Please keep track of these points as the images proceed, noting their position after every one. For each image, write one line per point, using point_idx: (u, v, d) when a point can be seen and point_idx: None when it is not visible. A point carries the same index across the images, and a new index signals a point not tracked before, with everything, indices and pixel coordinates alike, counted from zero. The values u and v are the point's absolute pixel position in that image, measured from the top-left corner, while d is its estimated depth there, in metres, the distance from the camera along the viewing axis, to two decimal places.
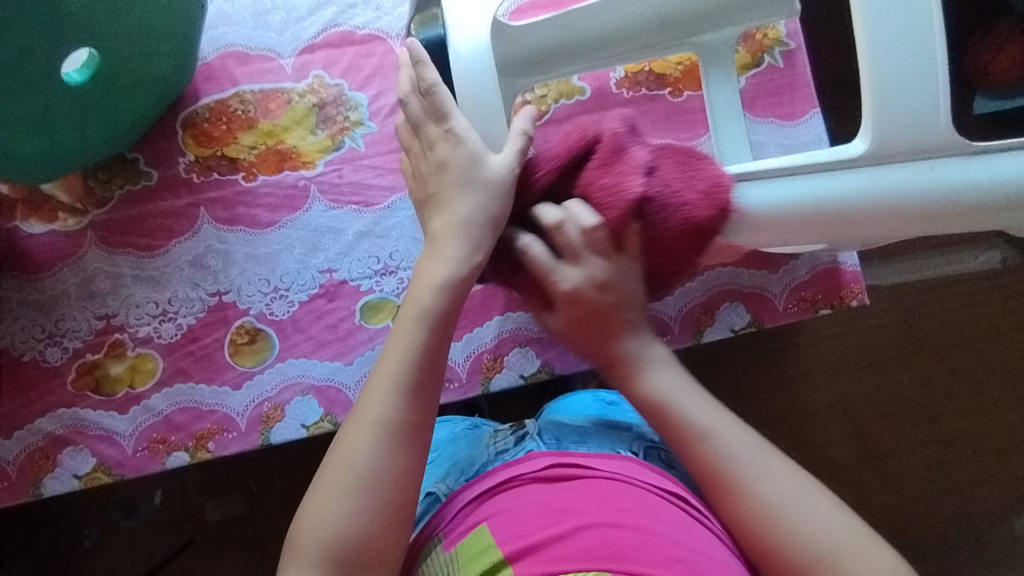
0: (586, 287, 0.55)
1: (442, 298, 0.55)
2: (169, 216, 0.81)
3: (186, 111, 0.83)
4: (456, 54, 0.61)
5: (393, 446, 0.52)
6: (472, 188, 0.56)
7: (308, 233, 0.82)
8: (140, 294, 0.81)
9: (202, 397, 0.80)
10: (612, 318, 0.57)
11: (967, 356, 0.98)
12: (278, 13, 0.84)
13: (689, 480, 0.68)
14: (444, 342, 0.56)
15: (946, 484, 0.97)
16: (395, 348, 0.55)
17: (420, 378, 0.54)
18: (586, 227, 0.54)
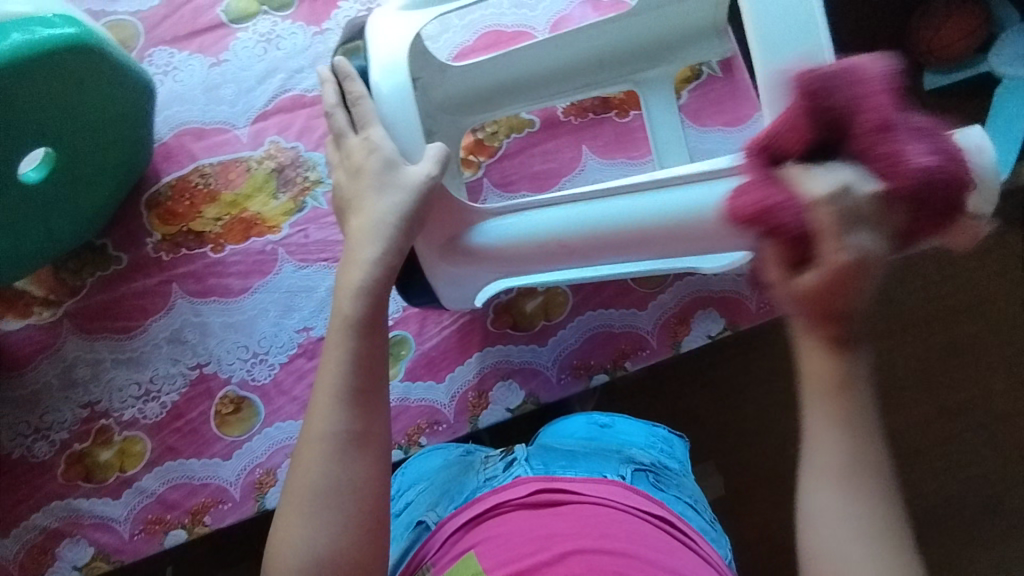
0: (862, 264, 0.34)
1: (367, 304, 0.54)
2: (143, 296, 0.82)
3: (149, 192, 0.84)
4: (375, 81, 0.57)
5: (345, 458, 0.51)
6: (393, 195, 0.55)
7: (281, 295, 0.82)
8: (122, 377, 0.81)
9: (193, 472, 0.80)
10: (847, 301, 0.35)
11: (971, 321, 0.92)
12: (228, 86, 0.85)
13: (677, 502, 0.68)
14: (377, 342, 0.54)
15: (961, 461, 0.93)
16: (330, 360, 0.53)
17: (358, 385, 0.52)
18: (843, 194, 0.35)
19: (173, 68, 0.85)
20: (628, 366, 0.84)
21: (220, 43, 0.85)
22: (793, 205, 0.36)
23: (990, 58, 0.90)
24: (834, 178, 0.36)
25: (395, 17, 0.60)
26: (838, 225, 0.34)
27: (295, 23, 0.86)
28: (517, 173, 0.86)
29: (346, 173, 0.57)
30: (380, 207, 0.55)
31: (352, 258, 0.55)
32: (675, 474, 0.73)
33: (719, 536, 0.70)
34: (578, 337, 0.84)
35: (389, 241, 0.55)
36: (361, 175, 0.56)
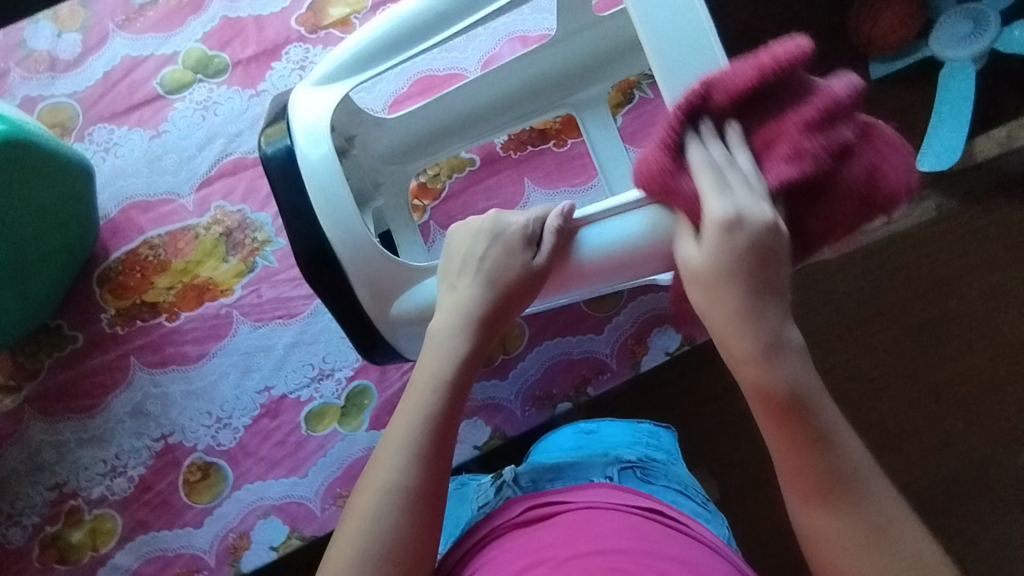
0: (733, 220, 0.45)
1: (460, 371, 0.53)
2: (102, 372, 0.82)
3: (100, 268, 0.85)
4: (303, 155, 0.57)
5: (405, 514, 0.49)
6: (483, 286, 0.54)
7: (240, 357, 0.83)
8: (87, 456, 0.81)
9: (166, 543, 0.79)
10: (767, 277, 0.44)
11: (934, 303, 0.96)
12: (170, 156, 0.86)
13: (667, 492, 0.66)
14: (460, 411, 0.53)
15: (945, 435, 0.95)
16: (406, 414, 0.52)
17: (435, 446, 0.51)
18: (724, 163, 0.47)
19: (114, 144, 0.86)
20: (590, 391, 0.85)
21: (158, 115, 0.87)
22: (689, 180, 0.48)
23: (932, 44, 0.92)
24: (744, 171, 0.47)
25: (318, 94, 0.61)
26: (713, 184, 0.46)
27: (231, 87, 0.87)
28: (461, 213, 0.87)
29: (451, 268, 0.56)
30: (499, 247, 0.55)
31: (440, 334, 0.54)
32: (662, 464, 0.72)
33: (714, 515, 0.68)
34: (538, 367, 0.85)
35: (476, 330, 0.54)
36: (466, 270, 0.56)
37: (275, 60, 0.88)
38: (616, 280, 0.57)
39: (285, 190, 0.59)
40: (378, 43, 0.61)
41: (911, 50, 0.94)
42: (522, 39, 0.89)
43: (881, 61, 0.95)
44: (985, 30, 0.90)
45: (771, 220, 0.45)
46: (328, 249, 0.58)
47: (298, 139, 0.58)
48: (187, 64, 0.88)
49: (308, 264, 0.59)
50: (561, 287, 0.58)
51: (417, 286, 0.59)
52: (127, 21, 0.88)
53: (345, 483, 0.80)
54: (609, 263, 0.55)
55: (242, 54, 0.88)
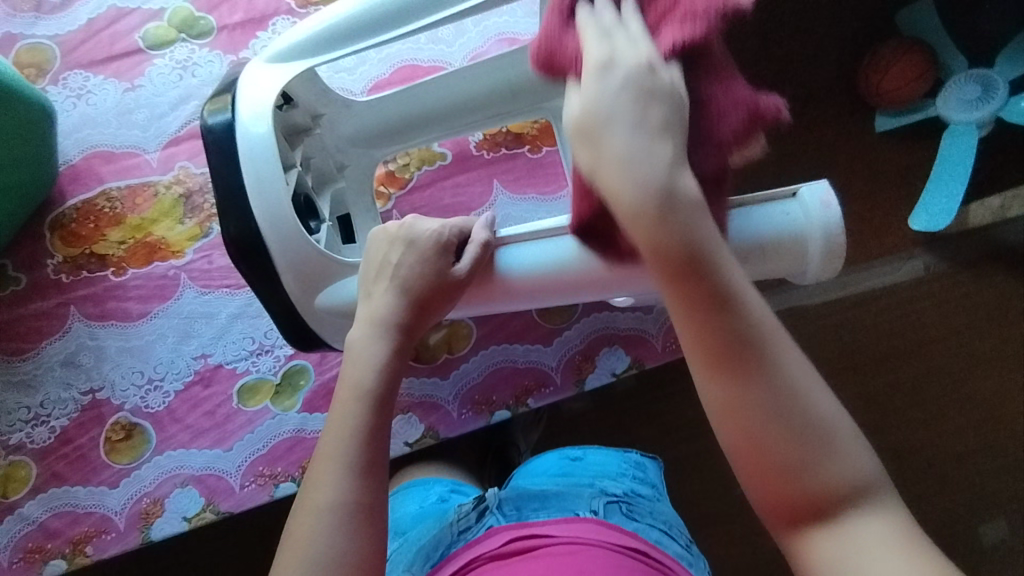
0: (582, 115, 0.44)
1: (385, 374, 0.52)
2: (40, 317, 0.81)
3: (54, 213, 0.84)
4: (243, 133, 0.56)
5: (345, 529, 0.47)
6: (397, 292, 0.54)
7: (180, 321, 0.82)
8: (12, 400, 0.80)
9: (78, 500, 0.78)
10: (677, 238, 0.41)
11: (899, 364, 0.94)
12: (141, 111, 0.85)
13: (652, 531, 0.64)
14: (390, 416, 0.52)
15: (925, 497, 0.92)
16: (336, 429, 0.50)
17: (371, 457, 0.49)
18: (603, 69, 0.45)
19: (87, 91, 0.86)
20: (530, 403, 0.83)
21: (136, 68, 0.86)
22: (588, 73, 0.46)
23: (939, 104, 0.92)
24: (631, 30, 0.47)
25: (269, 71, 0.60)
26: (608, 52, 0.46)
27: (213, 51, 0.87)
28: (426, 205, 0.86)
29: (368, 274, 0.55)
30: (414, 255, 0.55)
31: (360, 343, 0.53)
32: (646, 501, 0.69)
33: (696, 559, 0.65)
34: (480, 371, 0.83)
35: (395, 334, 0.53)
36: (382, 277, 0.55)
37: (260, 30, 0.87)
38: (542, 300, 0.58)
39: (218, 167, 0.57)
40: (338, 27, 0.60)
41: (918, 107, 0.93)
42: (511, 41, 0.88)
43: (888, 114, 0.95)
44: (990, 99, 0.90)
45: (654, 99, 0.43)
46: (257, 235, 0.57)
47: (241, 115, 0.57)
48: (172, 22, 0.87)
49: (237, 255, 0.58)
50: (480, 301, 0.58)
51: (345, 280, 0.59)
52: None
53: (267, 462, 0.78)
54: (531, 284, 0.56)
55: (229, 20, 0.87)
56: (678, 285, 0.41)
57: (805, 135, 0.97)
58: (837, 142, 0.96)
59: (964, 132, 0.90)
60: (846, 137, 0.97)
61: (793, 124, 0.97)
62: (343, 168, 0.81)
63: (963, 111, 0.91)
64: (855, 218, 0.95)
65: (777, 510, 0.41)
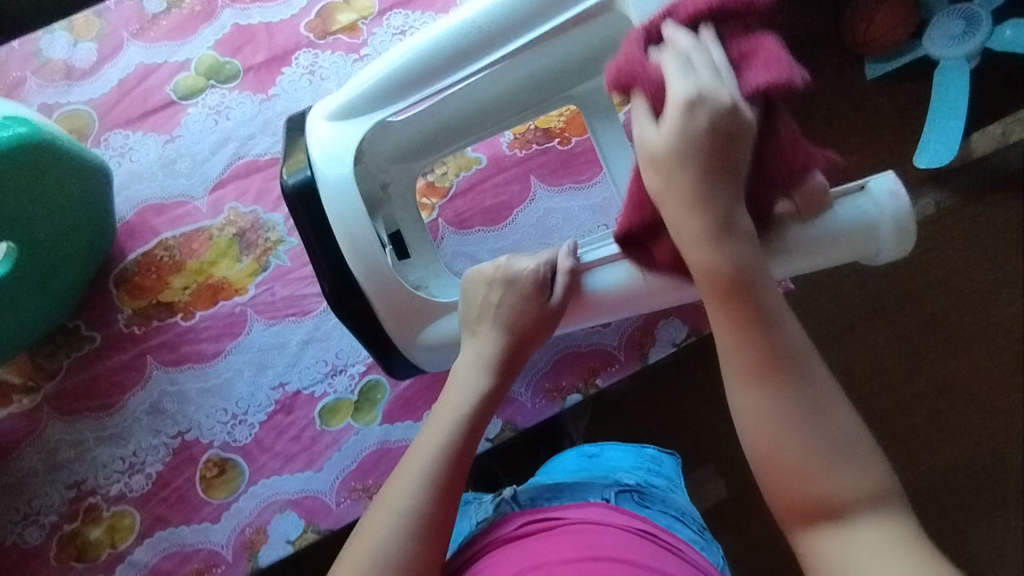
0: (693, 99, 0.46)
1: (480, 404, 0.58)
2: (120, 371, 0.84)
3: (117, 270, 0.87)
4: (325, 189, 0.62)
5: (413, 537, 0.51)
6: (499, 329, 0.59)
7: (254, 354, 0.84)
8: (106, 454, 0.83)
9: (184, 539, 0.80)
10: (729, 154, 0.46)
11: (931, 301, 0.97)
12: (184, 160, 0.88)
13: (665, 517, 0.64)
14: (475, 441, 0.57)
15: (962, 427, 0.96)
16: (424, 445, 0.56)
17: (448, 475, 0.54)
18: (685, 54, 0.49)
19: (129, 149, 0.89)
20: (599, 382, 0.86)
21: (172, 120, 0.89)
22: (656, 68, 0.49)
23: (926, 42, 0.93)
24: (710, 60, 0.49)
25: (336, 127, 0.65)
26: (678, 70, 0.48)
27: (243, 92, 0.89)
28: (469, 210, 0.89)
29: (471, 313, 0.61)
30: (514, 294, 0.60)
31: (465, 371, 0.59)
32: (661, 491, 0.68)
33: (710, 544, 0.64)
34: (548, 360, 0.86)
35: (496, 370, 0.59)
36: (485, 317, 0.60)
37: (285, 65, 0.90)
38: (631, 310, 0.61)
39: (305, 220, 0.63)
40: (390, 72, 0.64)
41: (906, 49, 0.96)
42: None
43: (878, 61, 0.97)
44: (976, 30, 0.91)
45: (731, 102, 0.46)
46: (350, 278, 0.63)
47: (320, 174, 0.62)
48: (200, 70, 0.90)
49: (329, 280, 0.63)
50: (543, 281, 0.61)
51: (444, 320, 0.65)
52: (141, 30, 0.91)
53: (359, 476, 0.81)
54: (621, 297, 0.59)
55: (253, 60, 0.90)
56: (710, 271, 0.45)
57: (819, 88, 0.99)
58: (849, 92, 0.99)
59: (953, 68, 0.92)
60: (854, 88, 0.99)
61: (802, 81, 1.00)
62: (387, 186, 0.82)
63: (950, 45, 0.92)
64: (876, 161, 0.98)
65: (795, 518, 0.44)
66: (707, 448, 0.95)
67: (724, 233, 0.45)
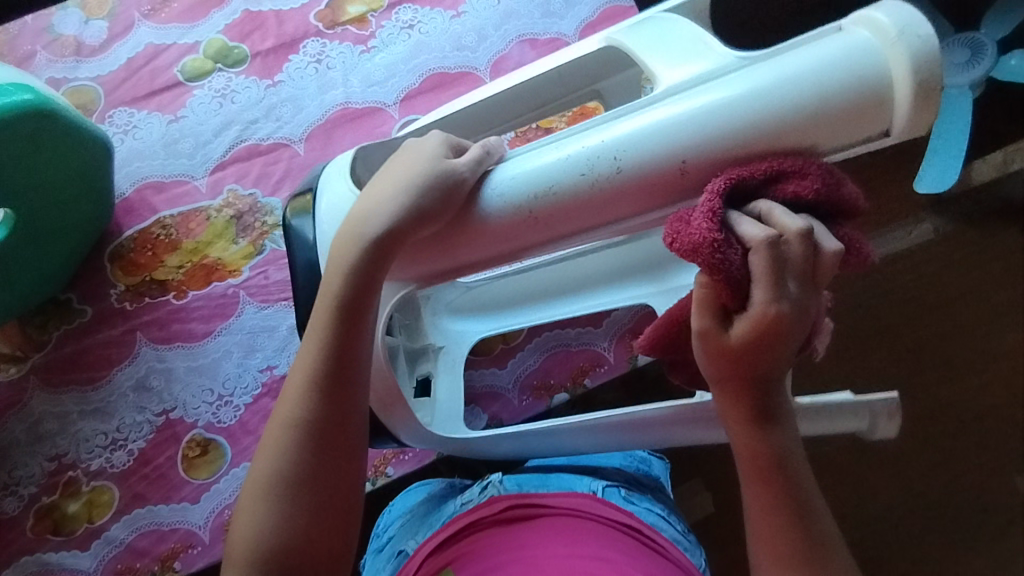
0: (778, 315, 0.39)
1: (348, 283, 0.50)
2: (109, 345, 0.84)
3: (114, 245, 0.87)
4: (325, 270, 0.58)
5: (296, 444, 0.50)
6: (385, 202, 0.50)
7: (243, 336, 0.84)
8: (89, 428, 0.82)
9: (162, 517, 0.80)
10: (782, 351, 0.41)
11: (923, 324, 0.97)
12: (186, 141, 0.89)
13: (648, 514, 0.62)
14: (356, 328, 0.51)
15: (950, 451, 0.95)
16: (307, 351, 0.51)
17: (318, 397, 0.50)
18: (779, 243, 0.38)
19: (133, 126, 0.89)
20: (587, 382, 0.85)
21: (177, 100, 0.90)
22: (739, 255, 0.39)
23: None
24: (801, 248, 0.39)
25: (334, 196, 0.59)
26: (767, 274, 0.38)
27: (249, 77, 0.90)
28: None
29: (373, 182, 0.52)
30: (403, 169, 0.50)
31: (339, 252, 0.51)
32: (649, 488, 0.68)
33: (693, 547, 0.62)
34: (538, 357, 0.86)
35: (375, 247, 0.50)
36: (370, 192, 0.52)
37: (293, 53, 0.91)
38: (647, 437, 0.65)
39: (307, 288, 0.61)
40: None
41: None
42: (531, 41, 0.92)
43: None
44: (982, 58, 0.92)
45: (803, 307, 0.40)
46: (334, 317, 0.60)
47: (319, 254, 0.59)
48: (208, 53, 0.91)
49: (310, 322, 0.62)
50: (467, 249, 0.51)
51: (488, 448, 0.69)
52: (153, 11, 0.92)
53: None
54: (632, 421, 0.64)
55: (261, 46, 0.91)
56: (752, 450, 0.45)
57: None
58: None
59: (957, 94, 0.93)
60: None
61: None
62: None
63: (956, 74, 0.93)
64: (872, 181, 0.99)
65: None
66: (693, 457, 0.94)
67: (756, 413, 0.45)
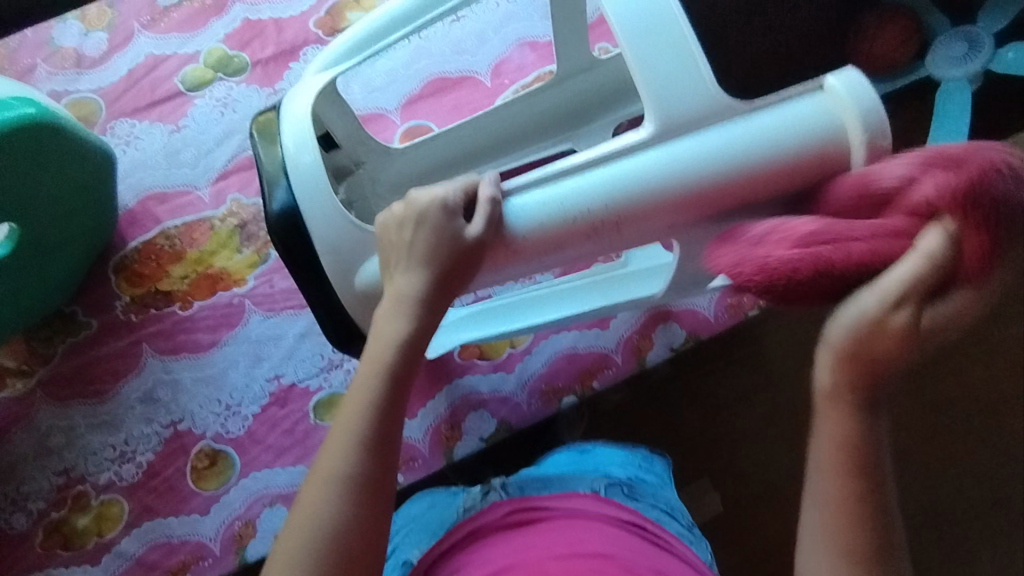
0: (921, 330, 0.39)
1: (404, 352, 0.50)
2: (115, 358, 0.84)
3: (118, 257, 0.87)
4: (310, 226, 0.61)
5: (352, 503, 0.46)
6: (418, 266, 0.52)
7: (250, 345, 0.84)
8: (96, 441, 0.82)
9: (172, 530, 0.79)
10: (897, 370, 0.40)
11: None
12: (188, 151, 0.89)
13: (653, 510, 0.62)
14: (407, 393, 0.50)
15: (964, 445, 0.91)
16: (347, 412, 0.49)
17: (369, 461, 0.47)
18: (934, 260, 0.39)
19: (134, 137, 0.89)
20: (595, 385, 0.85)
21: (179, 110, 0.90)
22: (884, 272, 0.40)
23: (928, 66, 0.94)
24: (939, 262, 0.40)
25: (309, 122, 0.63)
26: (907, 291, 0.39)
27: (250, 86, 0.90)
28: None
29: (388, 255, 0.54)
30: (426, 229, 0.53)
31: (384, 319, 0.52)
32: (650, 485, 0.67)
33: (699, 540, 0.62)
34: (544, 361, 0.86)
35: (420, 309, 0.51)
36: (400, 259, 0.53)
37: (293, 61, 0.91)
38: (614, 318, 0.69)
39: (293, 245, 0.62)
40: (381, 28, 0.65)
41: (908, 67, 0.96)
42: (532, 44, 0.92)
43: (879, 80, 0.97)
44: (978, 52, 0.92)
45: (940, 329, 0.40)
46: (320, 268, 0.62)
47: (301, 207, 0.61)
48: (208, 63, 0.91)
49: (322, 312, 0.65)
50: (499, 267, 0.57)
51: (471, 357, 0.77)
52: (152, 21, 0.92)
53: None
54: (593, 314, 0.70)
55: (262, 54, 0.91)
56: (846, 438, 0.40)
57: None
58: None
59: (955, 88, 0.92)
60: None
61: None
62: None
63: (954, 66, 0.93)
64: None
65: None
66: (701, 455, 0.94)
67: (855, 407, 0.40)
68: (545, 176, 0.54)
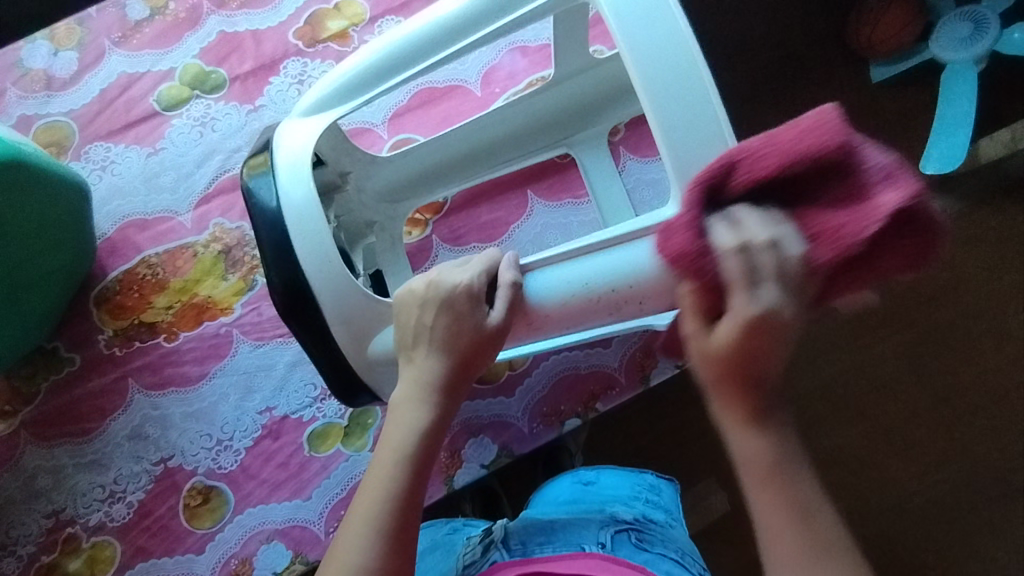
0: (765, 319, 0.38)
1: (425, 441, 0.51)
2: (100, 395, 0.81)
3: (99, 289, 0.84)
4: (293, 232, 0.58)
5: None
6: (439, 354, 0.53)
7: (240, 376, 0.81)
8: (85, 481, 0.79)
9: (167, 570, 0.77)
10: (767, 364, 0.40)
11: (941, 315, 0.92)
12: (167, 174, 0.85)
13: (661, 562, 0.58)
14: (427, 481, 0.51)
15: (965, 441, 0.91)
16: (366, 498, 0.50)
17: (389, 550, 0.47)
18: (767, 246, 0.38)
19: (110, 162, 0.85)
20: (599, 407, 0.82)
21: (155, 132, 0.86)
22: (716, 262, 0.39)
23: (931, 45, 0.88)
24: (760, 238, 0.39)
25: (302, 123, 0.62)
26: (745, 279, 0.38)
27: (229, 103, 0.86)
28: (464, 226, 0.86)
29: (406, 338, 0.54)
30: (447, 313, 0.52)
31: (403, 406, 0.53)
32: (659, 526, 0.63)
33: None
34: (545, 382, 0.83)
35: (439, 397, 0.53)
36: (420, 340, 0.53)
37: (273, 75, 0.87)
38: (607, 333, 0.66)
39: (273, 249, 0.59)
40: (380, 62, 0.61)
41: (914, 52, 0.91)
42: (522, 48, 0.87)
43: (883, 64, 0.93)
44: (985, 32, 0.86)
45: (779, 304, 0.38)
46: (304, 284, 0.59)
47: (286, 207, 0.58)
48: (184, 80, 0.87)
49: (304, 336, 0.61)
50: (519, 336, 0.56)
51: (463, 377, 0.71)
52: (123, 38, 0.88)
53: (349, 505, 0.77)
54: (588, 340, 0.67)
55: (240, 69, 0.87)
56: (754, 454, 0.43)
57: (826, 90, 0.95)
58: (854, 96, 0.95)
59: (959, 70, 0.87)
60: (858, 93, 0.95)
61: (810, 83, 0.95)
62: (372, 224, 0.80)
63: (959, 48, 0.87)
64: None
65: None
66: (707, 466, 0.91)
67: (750, 412, 0.42)
68: (566, 252, 0.53)
